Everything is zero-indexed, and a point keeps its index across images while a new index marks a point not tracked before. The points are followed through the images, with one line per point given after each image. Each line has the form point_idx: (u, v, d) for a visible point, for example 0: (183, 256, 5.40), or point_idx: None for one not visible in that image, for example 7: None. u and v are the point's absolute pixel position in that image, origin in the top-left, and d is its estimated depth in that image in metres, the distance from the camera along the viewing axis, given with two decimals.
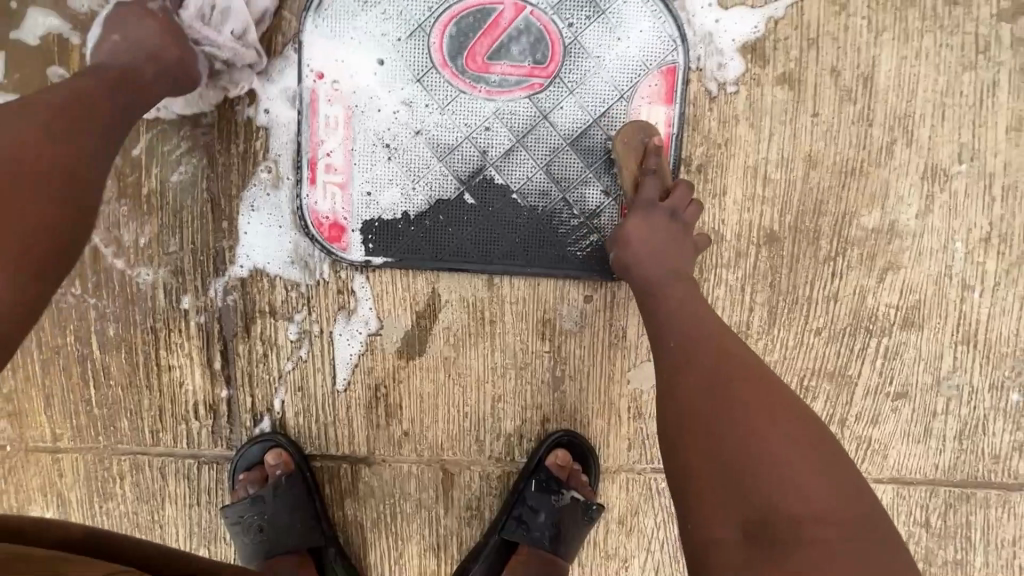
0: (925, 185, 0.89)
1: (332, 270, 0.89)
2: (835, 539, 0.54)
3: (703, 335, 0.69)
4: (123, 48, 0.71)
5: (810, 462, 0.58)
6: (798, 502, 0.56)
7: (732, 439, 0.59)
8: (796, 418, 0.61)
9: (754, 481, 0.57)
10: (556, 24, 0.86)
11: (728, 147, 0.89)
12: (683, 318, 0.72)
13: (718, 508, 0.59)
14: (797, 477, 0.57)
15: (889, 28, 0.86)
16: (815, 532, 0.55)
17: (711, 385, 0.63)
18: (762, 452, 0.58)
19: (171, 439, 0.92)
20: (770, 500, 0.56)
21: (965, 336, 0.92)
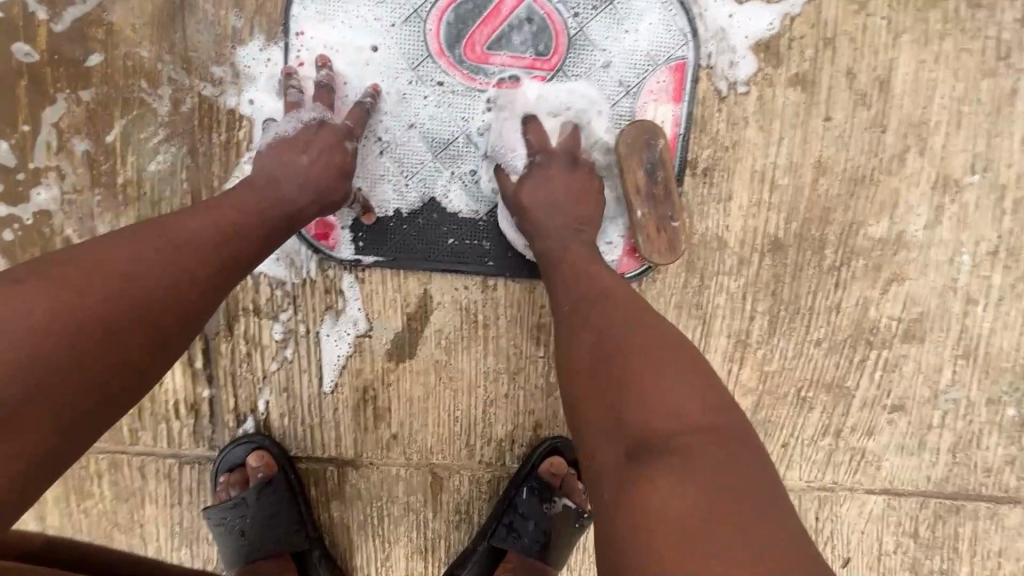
0: (935, 196, 0.86)
1: (319, 268, 0.86)
2: (705, 453, 0.50)
3: (613, 289, 0.67)
4: (300, 177, 0.71)
5: (682, 385, 0.55)
6: (670, 420, 0.52)
7: (624, 382, 0.56)
8: (693, 373, 0.56)
9: (635, 410, 0.54)
10: (560, 14, 0.81)
11: (735, 151, 0.85)
12: (588, 279, 0.69)
13: (603, 444, 0.55)
14: (666, 396, 0.54)
15: (908, 30, 0.82)
16: (698, 468, 0.49)
17: (595, 337, 0.62)
18: (633, 381, 0.55)
19: (151, 439, 0.89)
20: (650, 425, 0.52)
21: (966, 350, 0.91)
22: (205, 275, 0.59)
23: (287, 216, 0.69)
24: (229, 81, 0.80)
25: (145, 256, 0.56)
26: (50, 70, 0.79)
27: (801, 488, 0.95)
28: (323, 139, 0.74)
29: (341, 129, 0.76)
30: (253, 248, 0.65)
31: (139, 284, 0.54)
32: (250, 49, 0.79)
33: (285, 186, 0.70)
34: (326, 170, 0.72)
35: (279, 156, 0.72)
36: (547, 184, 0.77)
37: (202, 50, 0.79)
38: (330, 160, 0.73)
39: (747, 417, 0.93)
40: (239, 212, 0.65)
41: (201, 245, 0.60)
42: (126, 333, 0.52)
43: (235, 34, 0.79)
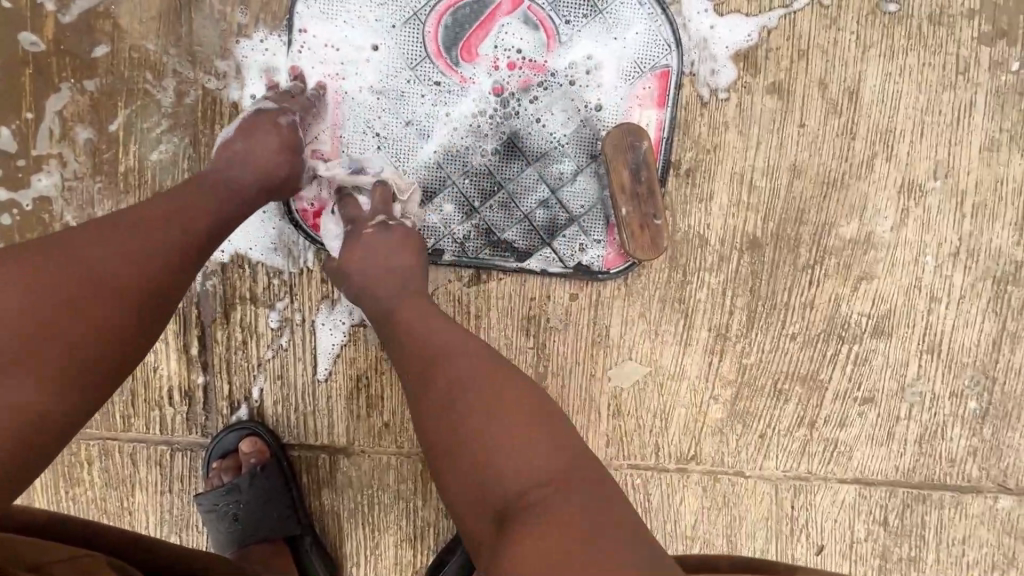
0: (901, 199, 0.92)
1: (317, 258, 0.88)
2: (556, 507, 0.53)
3: (418, 331, 0.67)
4: (245, 163, 0.73)
5: (512, 440, 0.57)
6: (515, 482, 0.55)
7: (470, 448, 0.57)
8: (505, 405, 0.60)
9: (488, 475, 0.56)
10: (553, 20, 0.85)
11: (717, 153, 0.90)
12: (420, 319, 0.69)
13: (476, 524, 0.57)
14: (515, 457, 0.56)
15: (875, 45, 0.88)
16: (543, 505, 0.53)
17: (446, 392, 0.61)
18: (480, 436, 0.58)
19: (143, 425, 0.90)
20: (504, 487, 0.55)
21: (930, 346, 0.96)
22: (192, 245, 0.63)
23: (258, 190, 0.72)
24: (232, 75, 0.82)
25: (122, 240, 0.58)
26: (56, 60, 0.81)
27: (778, 477, 0.99)
28: (256, 125, 0.76)
29: (277, 111, 0.78)
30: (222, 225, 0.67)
31: (123, 262, 0.57)
32: (254, 44, 0.82)
33: (234, 172, 0.72)
34: (270, 154, 0.74)
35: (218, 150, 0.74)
36: (370, 243, 0.76)
37: (207, 44, 0.82)
38: (268, 143, 0.75)
39: (727, 408, 0.97)
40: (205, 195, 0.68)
41: (175, 224, 0.63)
42: (118, 309, 0.55)
43: (240, 30, 0.82)
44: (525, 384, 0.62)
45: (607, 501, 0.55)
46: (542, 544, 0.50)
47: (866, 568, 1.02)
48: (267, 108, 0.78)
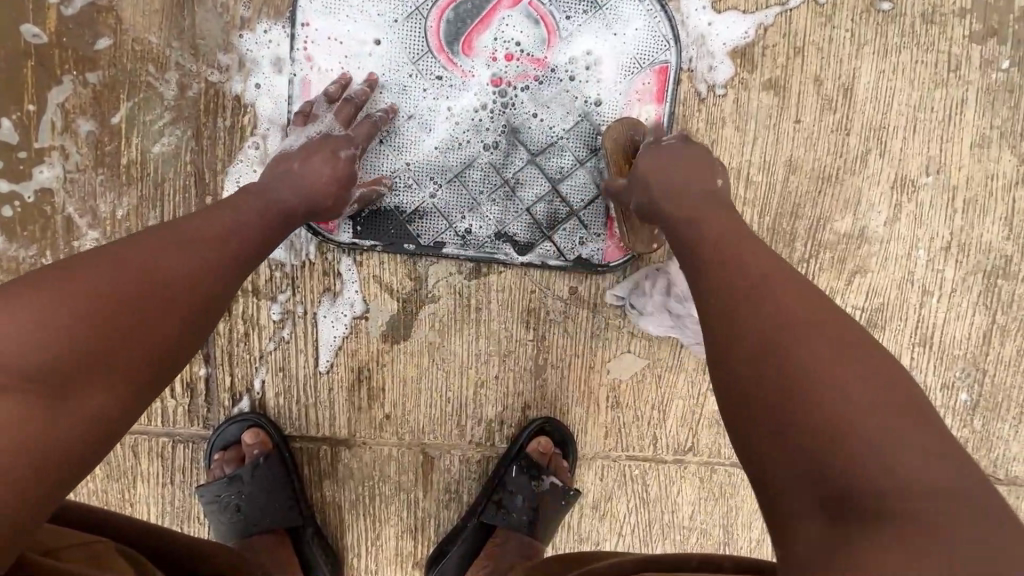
0: (894, 195, 0.94)
1: (318, 251, 0.89)
2: (931, 516, 0.43)
3: (805, 291, 0.58)
4: (294, 185, 0.74)
5: (894, 420, 0.47)
6: (893, 468, 0.45)
7: (835, 413, 0.48)
8: (858, 358, 0.51)
9: (836, 440, 0.47)
10: (554, 16, 0.86)
11: (714, 148, 0.91)
12: (751, 271, 0.60)
13: (793, 484, 0.48)
14: (881, 429, 0.47)
15: (870, 42, 0.90)
16: (904, 506, 0.44)
17: (762, 331, 0.54)
18: (844, 396, 0.48)
19: (145, 417, 0.90)
20: (869, 470, 0.45)
21: (922, 339, 0.98)
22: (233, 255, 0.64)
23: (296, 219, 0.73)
24: (235, 68, 0.83)
25: (161, 249, 0.58)
26: (58, 52, 0.81)
27: None
28: (316, 152, 0.78)
29: (341, 140, 0.80)
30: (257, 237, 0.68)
31: (170, 271, 0.57)
32: (257, 36, 0.83)
33: (279, 192, 0.73)
34: (319, 179, 0.76)
35: (274, 165, 0.77)
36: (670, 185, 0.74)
37: (210, 37, 0.82)
38: (321, 171, 0.76)
39: None
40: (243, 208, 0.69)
41: (213, 233, 0.63)
42: (160, 314, 0.55)
43: (242, 23, 0.82)
44: (871, 352, 0.53)
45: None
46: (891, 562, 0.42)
47: None
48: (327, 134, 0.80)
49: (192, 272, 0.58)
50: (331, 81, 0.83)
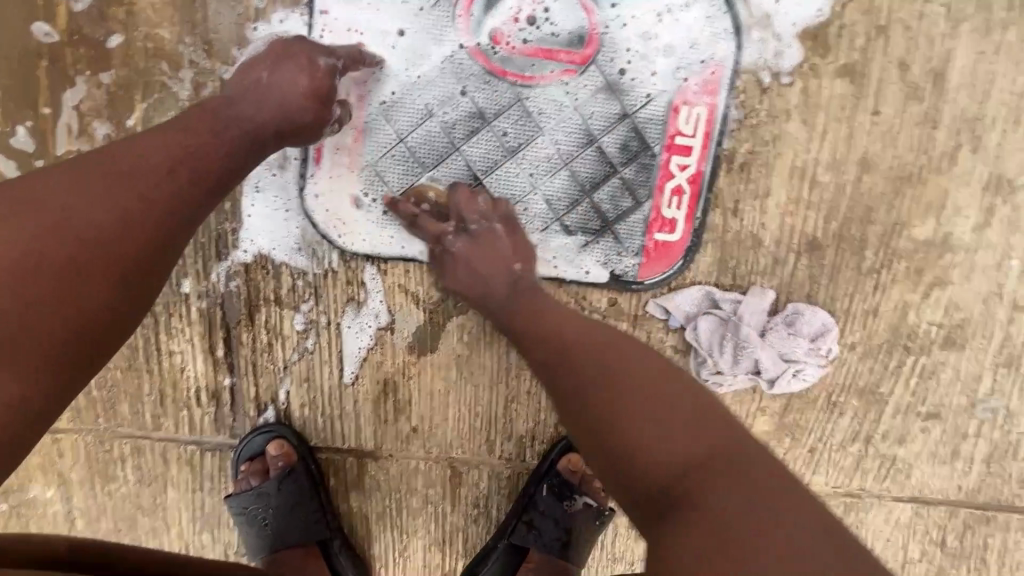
0: (987, 196, 0.82)
1: (341, 260, 0.84)
2: (707, 485, 0.52)
3: (601, 335, 0.67)
4: (261, 97, 0.68)
5: (653, 408, 0.57)
6: (668, 456, 0.54)
7: (617, 406, 0.58)
8: (664, 396, 0.59)
9: (649, 436, 0.56)
10: (597, 3, 0.77)
11: (777, 145, 0.81)
12: (590, 335, 0.67)
13: (613, 452, 0.57)
14: (661, 425, 0.56)
15: (969, 18, 0.77)
16: (698, 478, 0.53)
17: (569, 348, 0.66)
18: (628, 414, 0.57)
19: (172, 425, 0.90)
20: (640, 448, 0.55)
21: (1008, 359, 0.87)
22: (163, 198, 0.58)
23: (254, 135, 0.67)
24: None
25: (89, 191, 0.55)
26: (70, 51, 0.77)
27: (827, 493, 0.94)
28: (291, 58, 0.70)
29: (320, 48, 0.71)
30: (207, 161, 0.62)
31: (90, 215, 0.54)
32: (272, 27, 0.76)
33: (244, 107, 0.67)
34: (293, 89, 0.69)
35: (242, 78, 0.69)
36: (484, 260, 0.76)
37: (223, 30, 0.76)
38: (295, 81, 0.69)
39: (774, 420, 0.91)
40: (198, 129, 0.64)
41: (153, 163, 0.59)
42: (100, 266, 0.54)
43: (256, 14, 0.76)
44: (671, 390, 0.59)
45: (805, 502, 0.51)
46: (696, 531, 0.50)
47: None
48: (310, 42, 0.72)
49: (124, 220, 0.55)
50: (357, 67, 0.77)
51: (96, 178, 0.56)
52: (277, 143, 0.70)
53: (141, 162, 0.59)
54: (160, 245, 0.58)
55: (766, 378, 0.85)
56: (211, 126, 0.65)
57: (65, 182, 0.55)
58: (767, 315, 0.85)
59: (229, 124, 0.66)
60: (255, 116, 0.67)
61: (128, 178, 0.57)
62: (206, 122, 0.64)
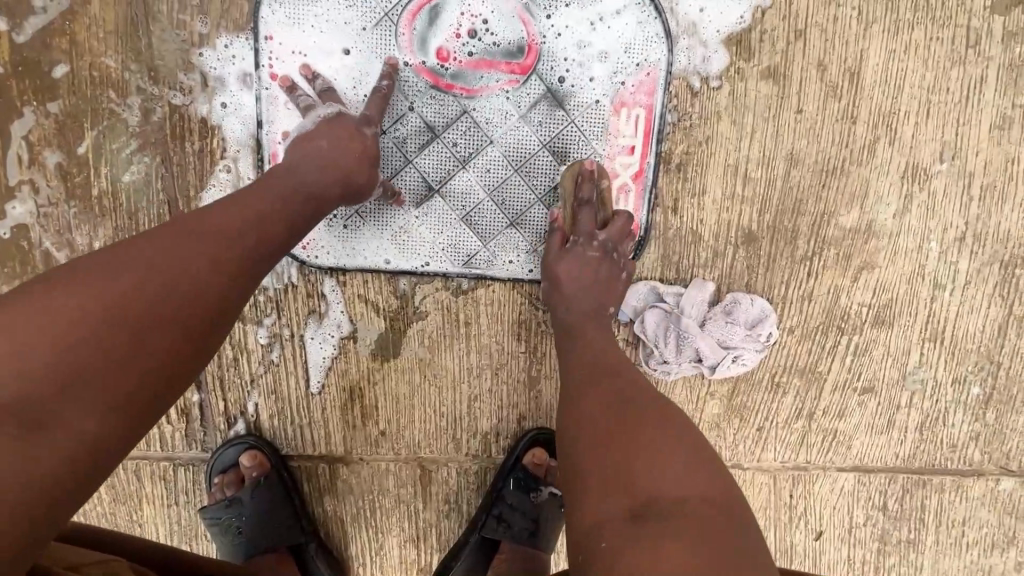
0: (905, 184, 0.88)
1: (300, 274, 0.87)
2: (702, 520, 0.55)
3: (625, 383, 0.70)
4: (325, 165, 0.71)
5: (680, 460, 0.60)
6: (663, 488, 0.57)
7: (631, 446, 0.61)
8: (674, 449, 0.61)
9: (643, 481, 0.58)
10: (533, 15, 0.81)
11: (709, 145, 0.86)
12: (625, 383, 0.70)
13: (607, 498, 0.58)
14: (662, 465, 0.59)
15: (879, 20, 0.82)
16: (676, 511, 0.56)
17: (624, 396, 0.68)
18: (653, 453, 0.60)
19: (144, 442, 0.92)
20: (654, 487, 0.57)
21: (933, 333, 0.94)
22: (236, 256, 0.61)
23: (318, 202, 0.70)
24: (198, 88, 0.79)
25: (165, 248, 0.58)
26: (15, 83, 0.78)
27: (776, 467, 1.00)
28: (341, 128, 0.74)
29: (362, 117, 0.76)
30: (270, 233, 0.65)
31: (171, 269, 0.56)
32: (218, 52, 0.78)
33: (308, 174, 0.70)
34: (346, 157, 0.72)
35: (302, 148, 0.72)
36: (580, 267, 0.81)
37: (168, 57, 0.78)
38: (348, 149, 0.73)
39: (723, 403, 0.96)
40: (264, 198, 0.66)
41: (220, 235, 0.61)
42: (152, 336, 0.53)
43: (200, 40, 0.78)
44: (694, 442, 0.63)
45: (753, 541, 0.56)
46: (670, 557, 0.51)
47: (864, 551, 1.04)
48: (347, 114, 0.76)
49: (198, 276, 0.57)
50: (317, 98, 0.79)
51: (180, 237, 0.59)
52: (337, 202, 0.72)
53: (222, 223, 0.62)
54: (226, 303, 0.59)
55: (707, 366, 0.91)
56: (283, 192, 0.68)
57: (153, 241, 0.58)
58: (707, 305, 0.89)
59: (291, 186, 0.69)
60: (310, 184, 0.70)
61: (207, 236, 0.60)
62: (277, 189, 0.68)
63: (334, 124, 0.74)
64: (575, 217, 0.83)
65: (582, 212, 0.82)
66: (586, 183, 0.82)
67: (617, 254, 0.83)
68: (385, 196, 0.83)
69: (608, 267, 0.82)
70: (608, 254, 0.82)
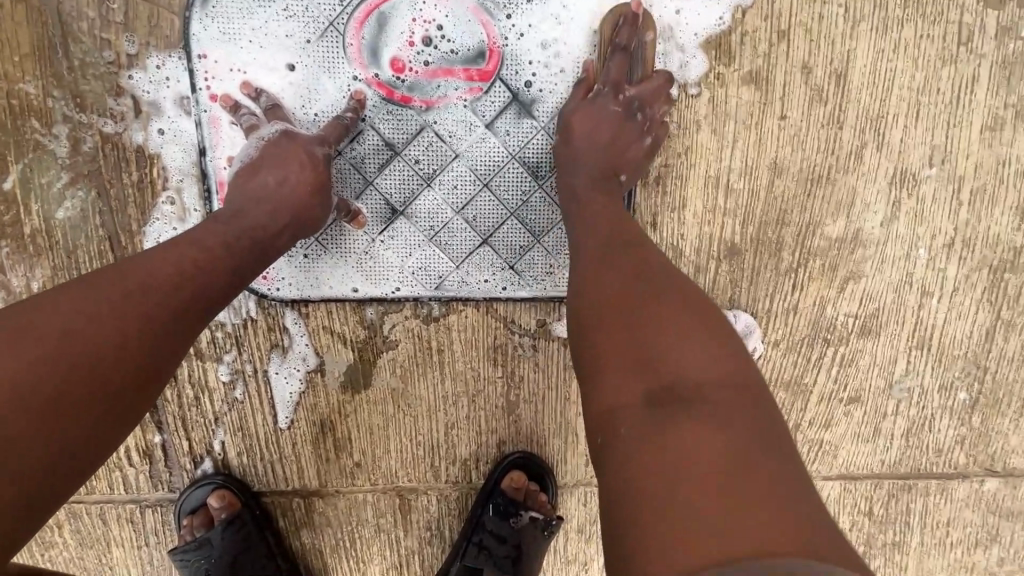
0: (893, 191, 0.84)
1: (259, 307, 0.83)
2: (727, 410, 0.48)
3: (652, 271, 0.59)
4: (276, 204, 0.66)
5: (700, 342, 0.52)
6: (689, 375, 0.50)
7: (648, 342, 0.53)
8: (704, 336, 0.53)
9: (661, 356, 0.51)
10: (492, 15, 0.74)
11: (689, 157, 0.81)
12: (637, 255, 0.61)
13: (625, 378, 0.52)
14: (687, 352, 0.51)
15: (867, 18, 0.77)
16: (702, 402, 0.49)
17: (627, 269, 0.59)
18: (670, 334, 0.52)
19: (107, 486, 0.88)
20: (678, 371, 0.50)
21: (920, 341, 0.91)
22: (169, 319, 0.55)
23: (261, 248, 0.65)
24: (130, 115, 0.72)
25: (88, 310, 0.51)
26: None
27: None
28: (289, 156, 0.68)
29: (314, 138, 0.71)
30: (214, 284, 0.60)
31: (91, 336, 0.50)
32: (150, 74, 0.71)
33: (256, 216, 0.65)
34: (293, 193, 0.67)
35: (246, 182, 0.67)
36: (597, 117, 0.73)
37: (95, 81, 0.71)
38: (296, 182, 0.67)
39: None
40: (205, 244, 0.61)
41: (155, 288, 0.56)
42: (69, 412, 0.48)
43: (129, 61, 0.71)
44: (711, 313, 0.56)
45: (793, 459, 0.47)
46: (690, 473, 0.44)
47: None
48: (296, 135, 0.70)
49: (123, 343, 0.52)
50: (262, 120, 0.72)
51: (106, 297, 0.53)
52: (281, 243, 0.67)
53: (153, 281, 0.56)
54: (155, 371, 0.54)
55: None
56: (220, 241, 0.62)
57: (74, 297, 0.52)
58: None
59: (233, 233, 0.64)
60: (252, 231, 0.65)
61: (137, 296, 0.54)
62: (215, 237, 0.62)
63: (280, 154, 0.68)
64: (604, 66, 0.75)
65: (605, 94, 0.74)
66: (624, 28, 0.73)
67: (642, 115, 0.75)
68: (341, 217, 0.78)
69: (629, 130, 0.74)
70: (631, 113, 0.74)
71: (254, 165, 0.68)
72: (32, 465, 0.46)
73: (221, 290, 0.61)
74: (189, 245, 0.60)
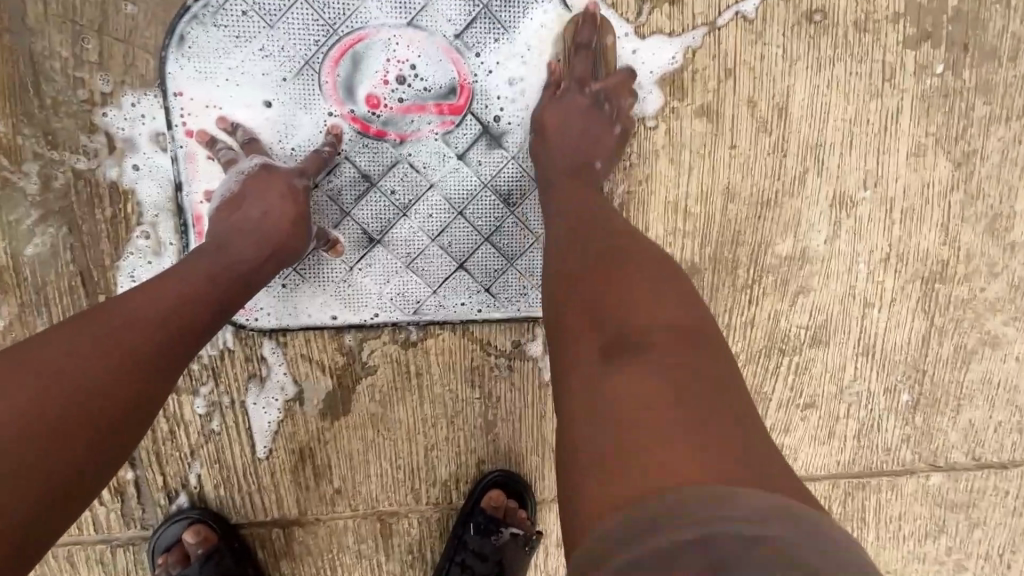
0: (833, 212, 0.92)
1: (236, 337, 0.83)
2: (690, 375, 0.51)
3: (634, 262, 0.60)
4: (259, 235, 0.68)
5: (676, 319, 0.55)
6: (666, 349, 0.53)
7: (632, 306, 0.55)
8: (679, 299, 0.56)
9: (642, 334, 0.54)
10: (462, 53, 0.78)
11: (649, 184, 0.87)
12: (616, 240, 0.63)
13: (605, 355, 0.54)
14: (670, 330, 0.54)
15: (803, 57, 0.85)
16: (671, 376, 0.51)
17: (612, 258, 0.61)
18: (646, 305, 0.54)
19: (76, 527, 0.85)
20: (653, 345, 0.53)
21: (865, 348, 0.99)
22: (157, 352, 0.56)
23: (246, 278, 0.66)
24: (104, 151, 0.73)
25: (76, 348, 0.52)
26: None
27: None
28: (271, 188, 0.70)
29: (294, 171, 0.73)
30: (200, 315, 0.61)
31: (80, 372, 0.51)
32: (124, 112, 0.72)
33: (241, 248, 0.66)
34: (276, 225, 0.69)
35: (228, 215, 0.69)
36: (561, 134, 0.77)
37: (68, 119, 0.71)
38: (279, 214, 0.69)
39: None
40: (190, 278, 0.62)
41: (140, 323, 0.56)
42: (60, 447, 0.48)
43: (102, 99, 0.72)
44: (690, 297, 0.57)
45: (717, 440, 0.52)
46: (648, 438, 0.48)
47: None
48: (275, 168, 0.72)
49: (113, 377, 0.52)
50: (240, 155, 0.73)
51: (96, 334, 0.54)
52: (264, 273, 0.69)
53: (140, 317, 0.57)
54: (145, 403, 0.54)
55: None
56: (205, 273, 0.63)
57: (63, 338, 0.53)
58: None
59: (218, 265, 0.65)
60: (238, 263, 0.66)
61: (125, 331, 0.55)
62: (200, 270, 0.63)
63: (262, 187, 0.70)
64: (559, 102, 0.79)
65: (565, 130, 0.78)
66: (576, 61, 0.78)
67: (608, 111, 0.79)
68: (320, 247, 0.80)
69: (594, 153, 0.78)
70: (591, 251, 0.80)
71: (236, 198, 0.70)
72: (25, 504, 0.46)
73: (208, 322, 0.62)
74: (174, 280, 0.61)
